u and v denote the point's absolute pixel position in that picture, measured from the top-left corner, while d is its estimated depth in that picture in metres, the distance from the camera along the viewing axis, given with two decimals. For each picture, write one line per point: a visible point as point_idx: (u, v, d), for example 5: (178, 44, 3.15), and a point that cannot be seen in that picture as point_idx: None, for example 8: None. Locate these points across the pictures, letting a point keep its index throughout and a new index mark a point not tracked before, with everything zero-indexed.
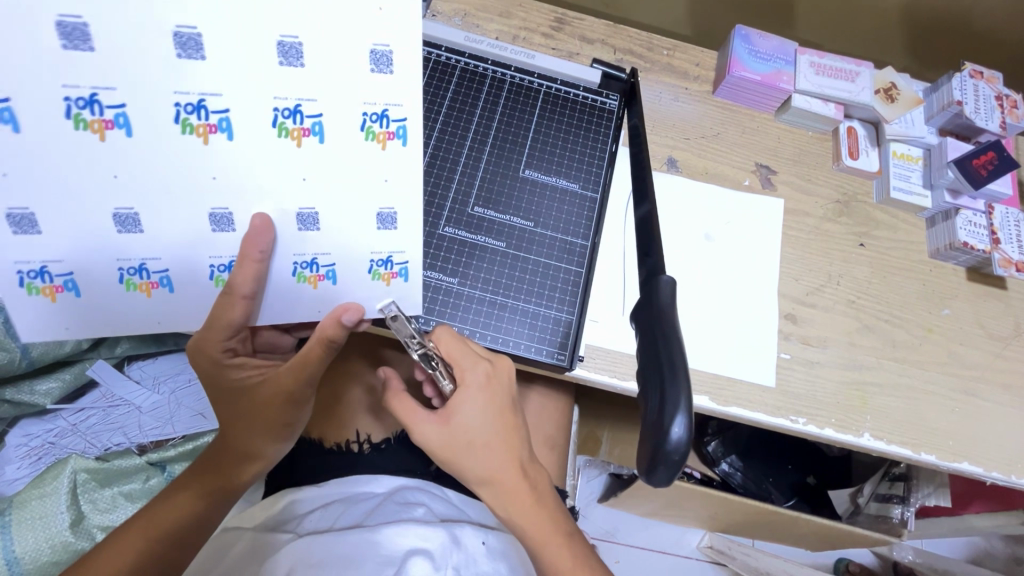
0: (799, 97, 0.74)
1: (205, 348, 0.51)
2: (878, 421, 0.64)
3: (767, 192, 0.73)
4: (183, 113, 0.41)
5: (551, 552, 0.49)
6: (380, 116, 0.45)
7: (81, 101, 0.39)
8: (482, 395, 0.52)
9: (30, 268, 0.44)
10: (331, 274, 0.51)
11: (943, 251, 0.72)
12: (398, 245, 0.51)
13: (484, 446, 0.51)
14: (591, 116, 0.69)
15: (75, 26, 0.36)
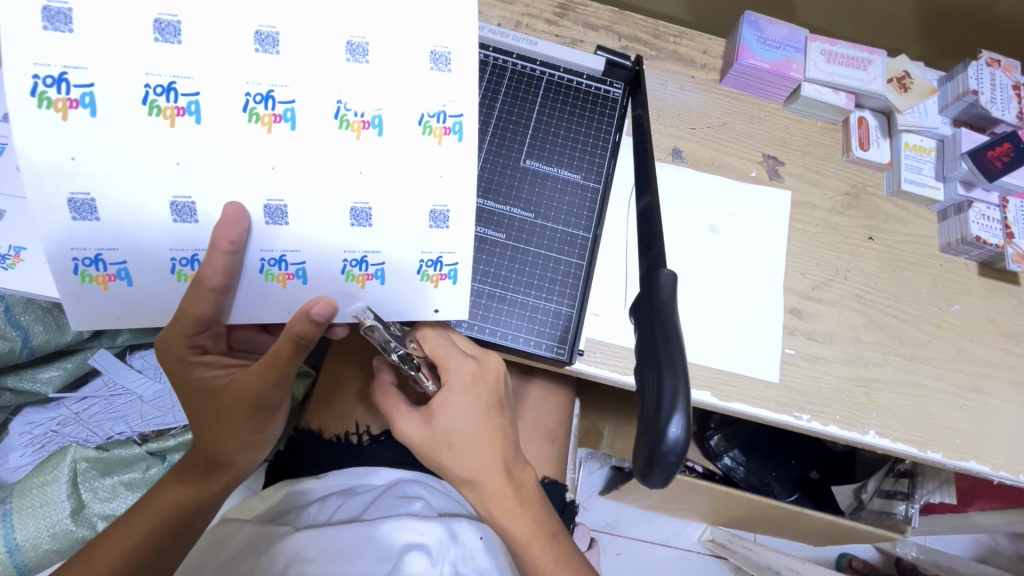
0: (808, 85, 0.72)
1: (172, 344, 0.49)
2: (883, 419, 0.63)
3: (773, 183, 0.72)
4: (252, 102, 0.43)
5: (536, 552, 0.49)
6: (353, 105, 0.45)
7: (161, 88, 0.42)
8: (465, 395, 0.52)
9: (86, 255, 0.45)
10: (301, 274, 0.49)
11: (954, 245, 0.70)
12: (376, 245, 0.49)
13: (467, 445, 0.51)
14: (593, 106, 0.67)
15: (169, 23, 0.41)
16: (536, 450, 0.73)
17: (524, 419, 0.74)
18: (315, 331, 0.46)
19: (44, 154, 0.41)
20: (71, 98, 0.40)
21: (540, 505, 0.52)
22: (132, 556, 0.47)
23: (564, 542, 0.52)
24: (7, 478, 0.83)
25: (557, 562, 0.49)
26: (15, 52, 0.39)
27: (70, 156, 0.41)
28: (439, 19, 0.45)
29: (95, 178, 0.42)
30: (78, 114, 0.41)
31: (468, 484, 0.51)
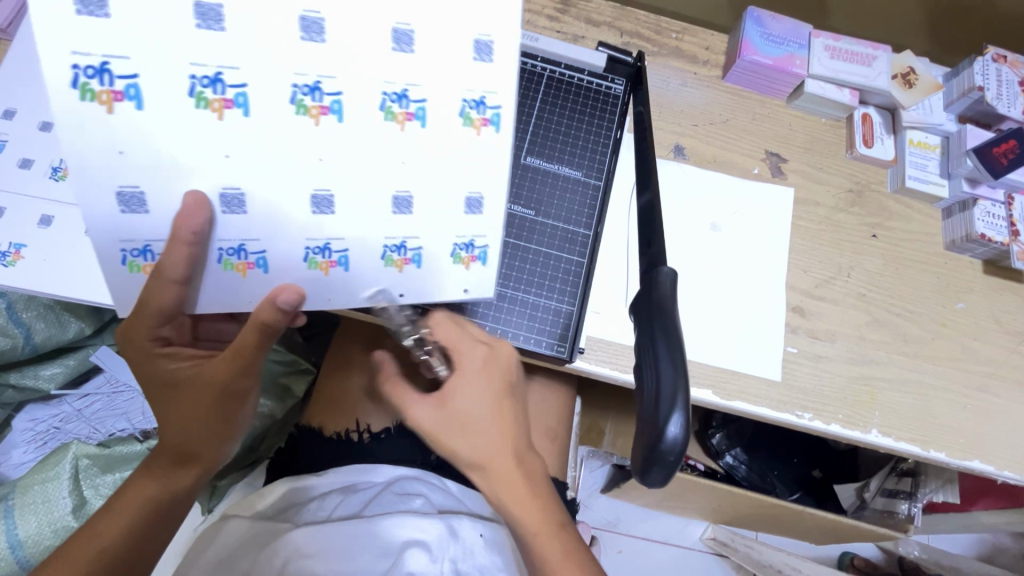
0: (812, 82, 0.72)
1: (133, 335, 0.47)
2: (886, 418, 0.63)
3: (776, 180, 0.71)
4: (198, 86, 0.40)
5: (541, 540, 0.49)
6: (398, 96, 0.44)
7: (206, 80, 0.40)
8: (479, 377, 0.51)
9: (134, 247, 0.44)
10: (258, 261, 0.46)
11: (959, 243, 0.70)
12: (337, 229, 0.46)
13: (479, 428, 0.50)
14: (595, 103, 0.67)
15: (212, 8, 0.39)
16: (537, 447, 0.73)
17: (526, 416, 0.74)
18: (281, 318, 0.45)
19: (90, 150, 0.40)
20: (118, 91, 0.39)
21: (549, 492, 0.51)
22: (110, 552, 0.46)
23: (571, 531, 0.51)
24: (10, 475, 0.83)
25: (564, 550, 0.48)
26: (48, 41, 0.37)
27: (120, 151, 0.40)
28: None
29: (144, 172, 0.41)
30: (124, 107, 0.39)
31: (478, 469, 0.50)
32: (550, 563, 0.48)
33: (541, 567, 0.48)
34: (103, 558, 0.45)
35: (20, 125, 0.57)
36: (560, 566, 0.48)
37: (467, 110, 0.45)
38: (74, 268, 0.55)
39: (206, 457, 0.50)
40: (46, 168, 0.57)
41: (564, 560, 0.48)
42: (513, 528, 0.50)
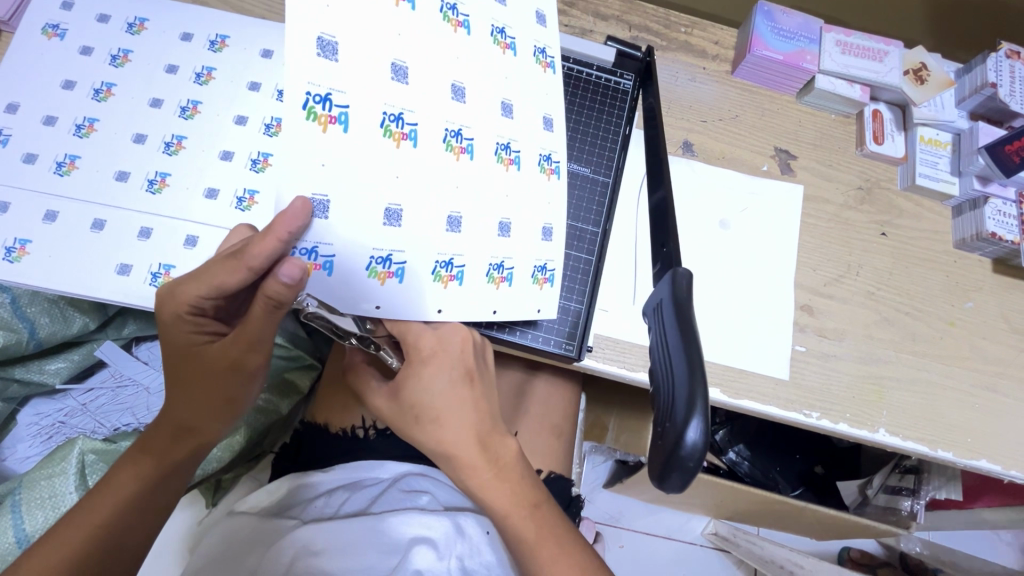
0: (823, 78, 0.71)
1: (175, 297, 0.46)
2: (893, 417, 0.63)
3: (785, 177, 0.71)
4: (311, 102, 0.40)
5: (515, 519, 0.49)
6: (505, 146, 0.50)
7: (392, 116, 0.43)
8: (427, 369, 0.49)
9: (302, 246, 0.42)
10: (328, 265, 0.43)
11: (969, 242, 0.69)
12: (460, 245, 0.48)
13: (441, 419, 0.49)
14: (606, 97, 0.66)
15: (330, 42, 0.40)
16: (543, 443, 0.73)
17: (530, 412, 0.74)
18: (287, 295, 0.41)
19: (289, 149, 0.39)
20: (329, 114, 0.40)
21: (521, 472, 0.51)
22: (103, 531, 0.45)
23: (547, 505, 0.51)
24: (16, 469, 0.83)
25: (538, 529, 0.49)
26: (292, 68, 0.38)
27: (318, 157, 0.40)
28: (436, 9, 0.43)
29: None
30: (335, 130, 0.41)
31: (445, 457, 0.50)
32: (526, 543, 0.48)
33: (520, 545, 0.49)
34: (93, 539, 0.44)
35: (25, 119, 0.57)
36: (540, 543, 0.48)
37: (541, 162, 0.53)
38: (85, 264, 0.54)
39: (203, 436, 0.50)
40: (51, 163, 0.56)
41: (545, 539, 0.49)
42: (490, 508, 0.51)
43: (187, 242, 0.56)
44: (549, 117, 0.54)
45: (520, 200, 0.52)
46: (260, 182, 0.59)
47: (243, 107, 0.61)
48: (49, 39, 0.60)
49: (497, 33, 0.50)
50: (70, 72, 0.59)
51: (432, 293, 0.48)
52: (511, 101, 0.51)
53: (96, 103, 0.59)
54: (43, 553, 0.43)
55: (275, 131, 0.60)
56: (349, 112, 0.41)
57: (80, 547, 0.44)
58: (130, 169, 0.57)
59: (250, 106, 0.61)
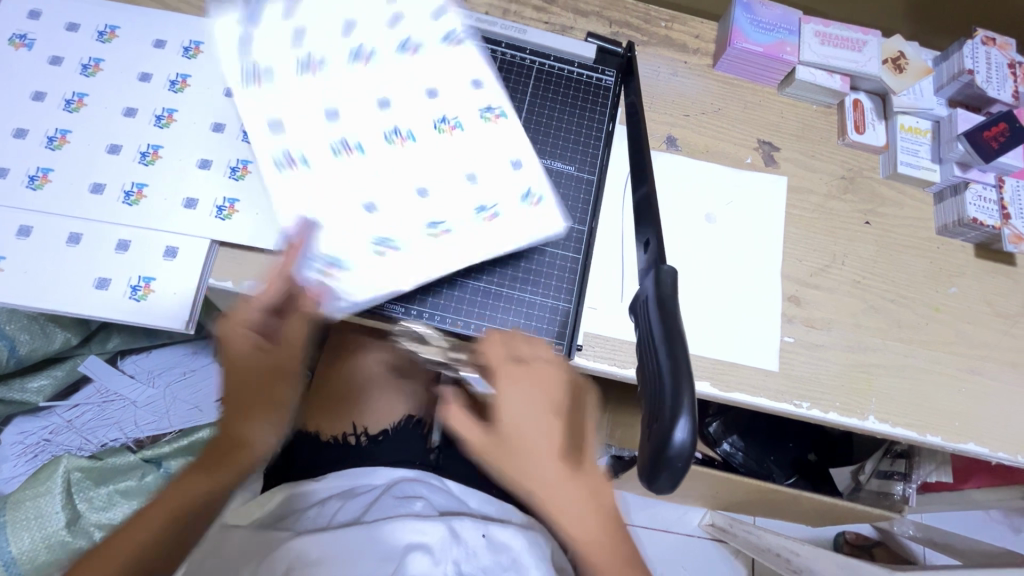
0: (803, 69, 0.71)
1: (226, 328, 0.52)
2: (882, 404, 0.63)
3: (769, 169, 0.71)
4: (281, 163, 0.55)
5: (596, 566, 0.45)
6: (393, 129, 0.59)
7: (340, 142, 0.57)
8: (523, 394, 0.47)
9: (318, 259, 0.54)
10: (337, 261, 0.54)
11: (951, 227, 0.70)
12: (406, 215, 0.56)
13: (516, 438, 0.46)
14: (586, 95, 0.66)
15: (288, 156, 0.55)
16: None
17: None
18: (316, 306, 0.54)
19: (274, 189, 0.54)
20: (291, 161, 0.55)
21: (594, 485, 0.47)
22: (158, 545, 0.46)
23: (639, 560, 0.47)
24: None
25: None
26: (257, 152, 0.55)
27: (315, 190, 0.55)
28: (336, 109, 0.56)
29: None
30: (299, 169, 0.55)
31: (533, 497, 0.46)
32: None
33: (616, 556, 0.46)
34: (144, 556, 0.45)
35: None
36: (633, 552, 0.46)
37: (437, 123, 0.60)
38: (60, 279, 0.53)
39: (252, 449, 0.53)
40: (23, 177, 0.55)
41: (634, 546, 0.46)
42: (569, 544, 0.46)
43: (167, 253, 0.54)
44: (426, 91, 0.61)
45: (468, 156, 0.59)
46: (240, 190, 0.57)
47: (220, 114, 0.60)
48: (16, 50, 0.59)
49: (426, 78, 0.61)
50: (39, 84, 0.58)
51: (428, 289, 0.55)
52: (386, 95, 0.60)
53: (68, 114, 0.57)
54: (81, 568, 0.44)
55: None
56: (304, 156, 0.56)
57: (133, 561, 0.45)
58: (105, 180, 0.56)
59: (227, 114, 0.60)
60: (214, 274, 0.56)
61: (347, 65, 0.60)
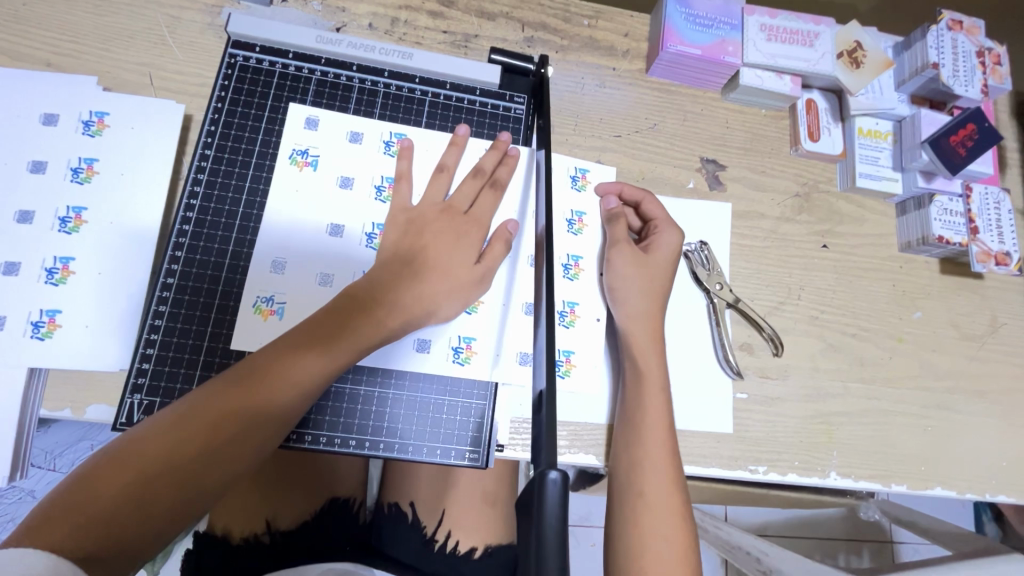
0: (747, 71, 0.61)
1: (401, 298, 0.46)
2: (844, 457, 0.57)
3: (714, 193, 0.62)
4: (258, 301, 0.47)
5: (648, 468, 0.48)
6: (383, 181, 0.52)
7: (281, 263, 0.48)
8: (659, 237, 0.56)
9: (265, 291, 0.47)
10: (420, 343, 0.49)
11: (914, 245, 0.63)
12: (336, 259, 0.49)
13: (652, 310, 0.53)
14: (495, 132, 0.56)
15: (266, 301, 0.47)
16: (475, 520, 0.66)
17: (459, 485, 0.67)
18: (494, 261, 0.50)
19: (258, 340, 0.46)
20: (271, 306, 0.47)
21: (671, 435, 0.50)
22: (125, 505, 0.36)
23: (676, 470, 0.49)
24: None
25: (665, 500, 0.47)
26: (296, 275, 0.48)
27: (154, 324, 0.46)
28: (292, 223, 0.49)
29: None
30: (279, 315, 0.47)
31: (638, 381, 0.51)
32: (652, 498, 0.47)
33: (632, 496, 0.48)
34: (112, 516, 0.35)
35: None
36: (656, 502, 0.47)
37: (384, 147, 0.52)
38: None
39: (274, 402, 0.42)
40: None
41: (663, 491, 0.48)
42: (666, 439, 0.49)
43: None
44: (348, 176, 0.51)
45: (373, 166, 0.52)
46: (60, 298, 0.45)
47: (28, 198, 0.47)
48: None
49: (386, 146, 0.52)
50: None
51: (564, 340, 0.54)
52: (352, 174, 0.51)
53: None
54: (64, 507, 0.35)
55: (74, 226, 0.47)
56: (288, 304, 0.47)
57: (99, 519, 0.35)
58: None
59: (37, 195, 0.47)
60: (45, 404, 0.45)
61: (286, 173, 0.50)
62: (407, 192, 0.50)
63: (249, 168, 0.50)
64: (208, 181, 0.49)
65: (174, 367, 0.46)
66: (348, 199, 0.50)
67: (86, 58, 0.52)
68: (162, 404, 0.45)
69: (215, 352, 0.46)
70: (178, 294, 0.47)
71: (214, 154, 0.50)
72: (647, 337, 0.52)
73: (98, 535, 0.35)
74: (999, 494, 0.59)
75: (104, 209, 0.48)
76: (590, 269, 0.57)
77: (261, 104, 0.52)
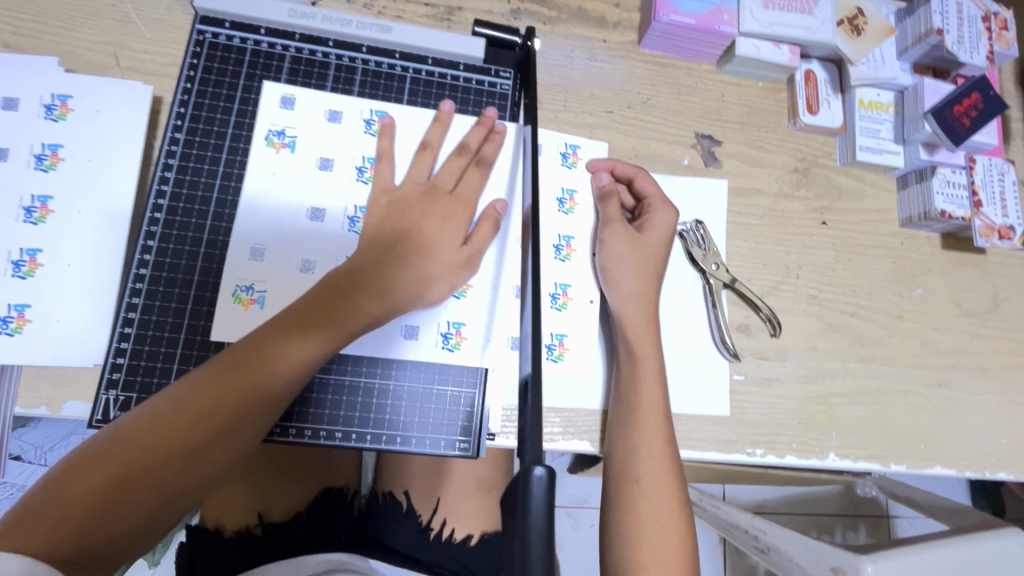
0: (744, 41, 0.59)
1: (386, 280, 0.44)
2: (843, 437, 0.56)
3: (710, 170, 0.60)
4: (237, 290, 0.45)
5: (644, 453, 0.47)
6: (364, 161, 0.49)
7: (260, 250, 0.46)
8: (653, 215, 0.54)
9: (244, 280, 0.46)
10: (407, 331, 0.47)
11: (916, 221, 0.61)
12: (317, 244, 0.47)
13: (647, 291, 0.51)
14: (480, 109, 0.53)
15: (246, 289, 0.46)
16: (470, 507, 0.66)
17: (454, 472, 0.67)
18: (482, 243, 0.48)
19: (238, 331, 0.45)
20: (251, 295, 0.45)
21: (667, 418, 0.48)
22: (102, 506, 0.34)
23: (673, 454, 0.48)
24: None
25: (662, 485, 0.46)
26: (276, 262, 0.46)
27: (128, 316, 0.44)
28: (271, 208, 0.47)
29: None
30: (260, 305, 0.45)
31: (632, 364, 0.49)
32: (648, 483, 0.46)
33: (627, 482, 0.47)
34: (89, 518, 0.34)
35: None
36: (653, 487, 0.46)
37: (364, 127, 0.50)
38: None
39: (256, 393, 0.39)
40: None
41: (660, 475, 0.47)
42: (663, 422, 0.48)
43: None
44: (328, 157, 0.49)
45: (353, 146, 0.49)
46: (28, 292, 0.44)
47: None
48: None
49: (367, 125, 0.50)
50: None
51: (557, 323, 0.53)
52: (333, 156, 0.49)
53: None
54: (37, 510, 0.33)
55: (40, 217, 0.45)
56: (269, 292, 0.46)
57: (75, 521, 0.33)
58: None
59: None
60: (18, 401, 0.43)
61: (262, 155, 0.48)
62: (389, 172, 0.48)
63: (222, 151, 0.48)
64: (178, 166, 0.47)
65: (150, 360, 0.44)
66: (328, 182, 0.48)
67: (46, 37, 0.49)
68: (139, 399, 0.43)
69: (193, 345, 0.45)
70: (152, 285, 0.45)
71: (184, 137, 0.47)
72: (642, 319, 0.51)
73: (76, 532, 0.33)
74: (998, 472, 0.58)
75: (71, 198, 0.45)
76: (583, 250, 0.55)
77: (233, 83, 0.49)
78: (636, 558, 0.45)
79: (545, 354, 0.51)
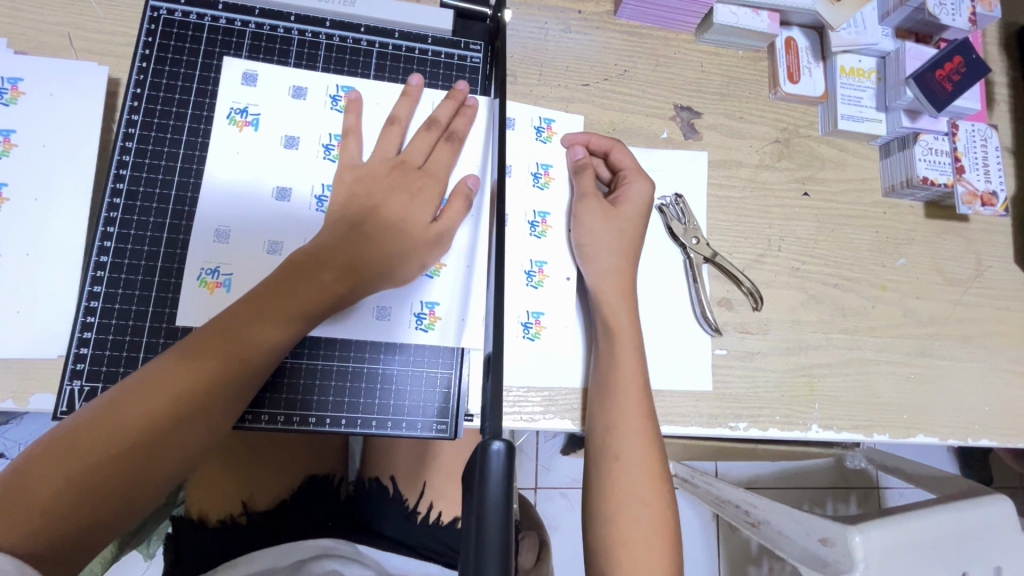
0: (721, 9, 0.57)
1: (353, 258, 0.43)
2: (826, 409, 0.56)
3: (690, 142, 0.59)
4: (202, 273, 0.44)
5: (624, 427, 0.47)
6: (330, 138, 0.48)
7: (224, 232, 0.45)
8: (627, 187, 0.53)
9: (209, 262, 0.44)
10: (379, 311, 0.46)
11: (898, 189, 0.60)
12: (283, 225, 0.46)
13: (623, 265, 0.51)
14: (450, 83, 0.52)
15: (212, 272, 0.44)
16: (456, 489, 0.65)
17: (439, 455, 0.66)
18: (453, 221, 0.47)
19: (205, 315, 0.43)
20: (216, 279, 0.44)
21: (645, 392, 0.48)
22: (70, 500, 0.33)
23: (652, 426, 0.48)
24: None
25: (642, 458, 0.46)
26: (242, 244, 0.45)
27: (91, 305, 0.43)
28: (234, 188, 0.46)
29: None
30: (227, 288, 0.44)
31: (609, 339, 0.49)
32: (629, 457, 0.46)
33: (608, 459, 0.46)
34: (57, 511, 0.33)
35: None
36: (632, 462, 0.46)
37: (329, 104, 0.48)
38: None
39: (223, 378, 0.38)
40: None
41: (640, 450, 0.46)
42: (641, 396, 0.48)
43: None
44: (292, 134, 0.47)
45: (319, 124, 0.48)
46: None
47: None
48: None
49: (332, 101, 0.48)
50: None
51: (534, 300, 0.52)
52: (298, 133, 0.47)
53: None
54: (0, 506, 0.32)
55: None
56: (235, 275, 0.44)
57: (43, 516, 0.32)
58: None
59: None
60: None
61: (223, 135, 0.46)
62: (355, 148, 0.47)
63: (182, 134, 0.46)
64: (137, 149, 0.45)
65: (115, 350, 0.43)
66: (292, 160, 0.47)
67: None
68: (105, 388, 0.42)
69: (159, 332, 0.43)
70: (114, 272, 0.44)
71: (142, 119, 0.46)
72: (619, 291, 0.50)
73: (46, 526, 0.32)
74: (981, 439, 0.58)
75: (27, 185, 0.44)
76: (560, 227, 0.54)
77: (191, 61, 0.47)
78: (619, 531, 0.45)
79: (522, 332, 0.51)
